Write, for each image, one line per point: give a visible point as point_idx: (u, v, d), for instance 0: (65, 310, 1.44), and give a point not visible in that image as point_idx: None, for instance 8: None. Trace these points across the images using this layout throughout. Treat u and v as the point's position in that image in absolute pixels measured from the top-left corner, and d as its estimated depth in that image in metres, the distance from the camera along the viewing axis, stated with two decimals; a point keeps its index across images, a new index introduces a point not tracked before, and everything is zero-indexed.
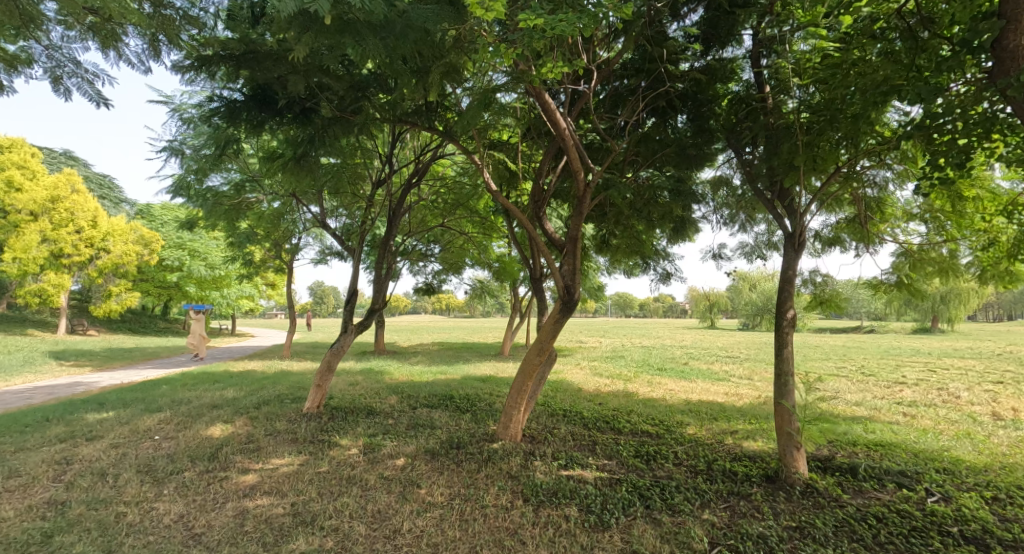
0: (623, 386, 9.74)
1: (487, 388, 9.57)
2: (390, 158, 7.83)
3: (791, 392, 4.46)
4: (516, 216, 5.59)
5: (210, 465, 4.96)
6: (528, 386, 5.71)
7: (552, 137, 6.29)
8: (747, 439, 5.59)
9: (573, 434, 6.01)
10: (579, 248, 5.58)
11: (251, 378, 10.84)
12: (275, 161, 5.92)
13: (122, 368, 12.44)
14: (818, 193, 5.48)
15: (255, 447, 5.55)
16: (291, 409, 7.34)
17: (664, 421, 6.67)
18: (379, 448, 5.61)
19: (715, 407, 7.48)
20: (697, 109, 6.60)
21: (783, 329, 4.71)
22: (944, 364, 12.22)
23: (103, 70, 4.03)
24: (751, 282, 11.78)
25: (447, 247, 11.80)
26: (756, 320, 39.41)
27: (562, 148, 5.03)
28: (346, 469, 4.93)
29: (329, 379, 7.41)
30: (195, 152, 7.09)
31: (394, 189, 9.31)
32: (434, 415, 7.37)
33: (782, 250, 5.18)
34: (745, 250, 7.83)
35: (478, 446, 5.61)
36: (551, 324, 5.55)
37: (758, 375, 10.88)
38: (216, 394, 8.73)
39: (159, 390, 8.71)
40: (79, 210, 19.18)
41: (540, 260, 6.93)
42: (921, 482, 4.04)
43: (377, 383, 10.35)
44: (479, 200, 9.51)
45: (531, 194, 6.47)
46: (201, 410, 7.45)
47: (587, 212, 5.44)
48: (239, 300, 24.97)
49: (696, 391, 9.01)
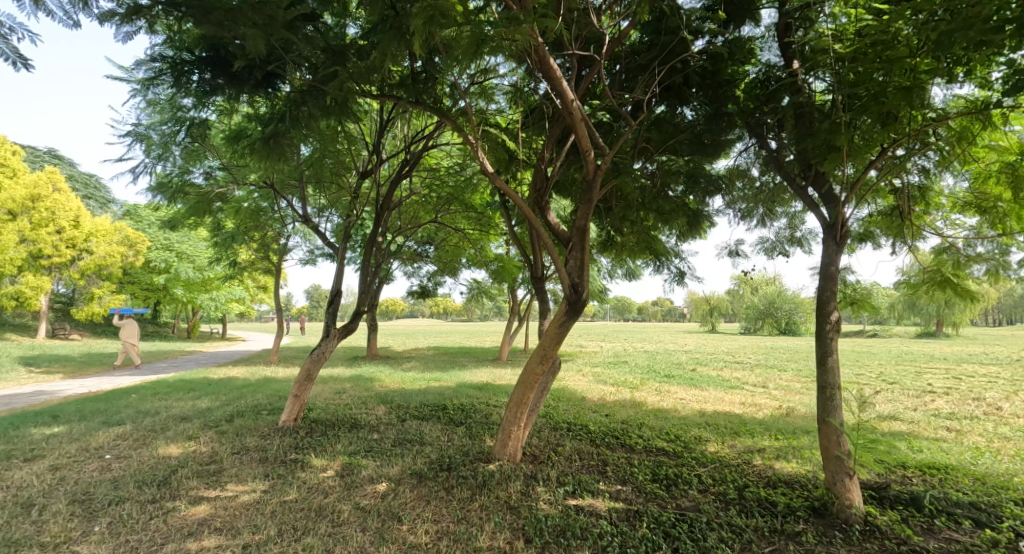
0: (629, 395, 9.06)
1: (484, 397, 8.89)
2: (377, 145, 7.17)
3: (838, 409, 3.85)
4: (517, 206, 4.89)
5: (159, 492, 4.25)
6: (528, 397, 5.03)
7: (557, 117, 5.63)
8: (777, 460, 4.91)
9: (580, 452, 5.33)
10: (588, 242, 4.89)
11: (232, 386, 10.15)
12: (242, 144, 5.25)
13: (96, 374, 11.71)
14: (861, 180, 4.79)
15: (218, 470, 4.85)
16: (266, 422, 6.64)
17: (679, 436, 6.00)
18: (359, 471, 4.91)
19: (734, 420, 6.80)
20: (714, 90, 5.95)
21: (826, 334, 4.08)
22: (966, 371, 11.58)
23: (18, 23, 3.33)
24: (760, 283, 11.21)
25: (441, 246, 11.14)
26: (758, 324, 38.76)
27: (569, 124, 4.34)
28: (317, 497, 4.24)
29: (308, 389, 6.72)
30: (160, 138, 6.40)
31: (383, 183, 8.69)
32: (424, 428, 6.68)
33: (821, 242, 4.51)
34: (765, 246, 7.18)
35: (472, 467, 4.92)
36: (556, 328, 4.87)
37: (773, 383, 10.22)
38: (188, 404, 8.03)
39: (126, 400, 8.00)
40: (60, 209, 18.39)
41: (542, 257, 6.24)
42: (1004, 520, 3.37)
43: (366, 392, 9.65)
44: (476, 194, 8.88)
45: (533, 182, 5.79)
46: (167, 424, 6.74)
47: (597, 199, 4.72)
48: (228, 303, 24.23)
49: (710, 401, 8.33)
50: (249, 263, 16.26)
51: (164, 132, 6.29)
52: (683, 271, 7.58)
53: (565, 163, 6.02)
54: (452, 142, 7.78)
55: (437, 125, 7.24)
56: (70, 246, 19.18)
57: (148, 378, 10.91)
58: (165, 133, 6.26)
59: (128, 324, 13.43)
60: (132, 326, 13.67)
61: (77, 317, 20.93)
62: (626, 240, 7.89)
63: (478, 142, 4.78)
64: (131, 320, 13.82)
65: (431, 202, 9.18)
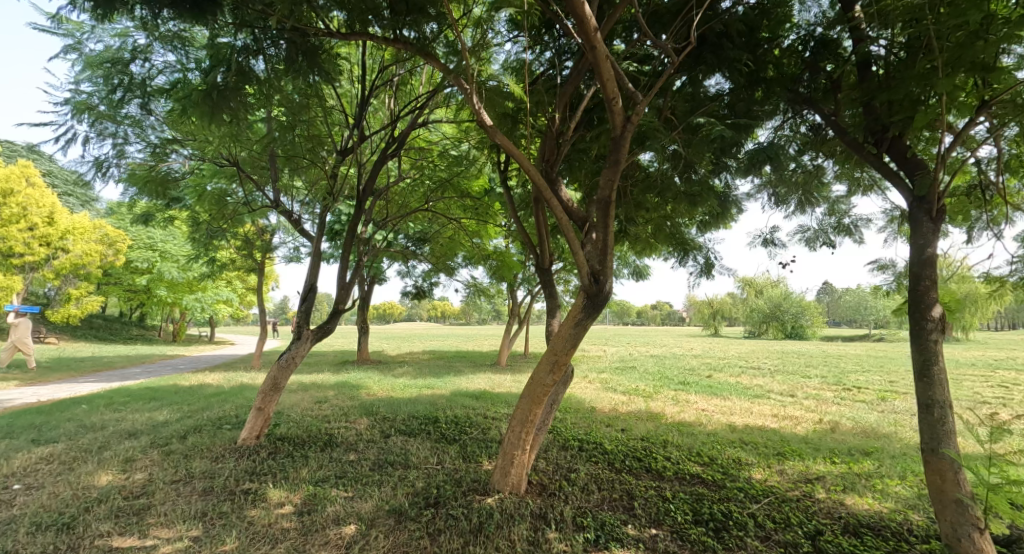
0: (643, 405, 8.09)
1: (480, 408, 7.91)
2: (360, 116, 6.22)
3: (953, 435, 2.94)
4: (526, 173, 3.91)
5: (54, 542, 3.27)
6: (535, 414, 4.07)
7: (574, 71, 4.67)
8: (847, 494, 3.93)
9: (599, 481, 4.35)
10: (611, 219, 3.91)
11: (201, 394, 9.15)
12: (181, 103, 4.39)
13: (56, 381, 10.70)
14: (962, 139, 3.71)
15: (146, 507, 3.86)
16: (223, 439, 5.65)
17: (714, 458, 5.04)
18: (323, 508, 3.92)
19: (772, 437, 5.84)
20: (753, 49, 5.01)
21: (927, 336, 3.13)
22: (1006, 379, 10.65)
23: None
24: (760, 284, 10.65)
25: (433, 243, 10.21)
26: (762, 327, 37.85)
27: (590, 62, 3.37)
28: (262, 548, 3.27)
29: (274, 401, 5.74)
30: (104, 107, 5.41)
31: (366, 166, 7.72)
32: (411, 445, 5.72)
33: (909, 220, 3.51)
34: (805, 236, 6.19)
35: (464, 502, 3.94)
36: (570, 329, 3.90)
37: (801, 391, 9.25)
38: (142, 417, 7.04)
39: (71, 412, 7.01)
40: (32, 205, 17.02)
41: (550, 247, 5.26)
42: None
43: (350, 401, 8.67)
44: (471, 179, 7.94)
45: (544, 150, 4.83)
46: (107, 441, 5.73)
47: (625, 162, 3.74)
48: (215, 304, 23.09)
49: (737, 412, 7.38)
50: (230, 261, 15.14)
51: (108, 100, 5.35)
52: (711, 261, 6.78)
53: (578, 131, 5.07)
54: (445, 119, 6.89)
55: (432, 93, 6.32)
56: (44, 243, 17.87)
57: (110, 385, 9.91)
58: (109, 102, 5.34)
59: (21, 324, 12.12)
60: (23, 326, 12.35)
61: (52, 319, 19.87)
62: (642, 229, 6.94)
63: (472, 88, 3.81)
64: (25, 320, 12.28)
65: (422, 189, 8.23)
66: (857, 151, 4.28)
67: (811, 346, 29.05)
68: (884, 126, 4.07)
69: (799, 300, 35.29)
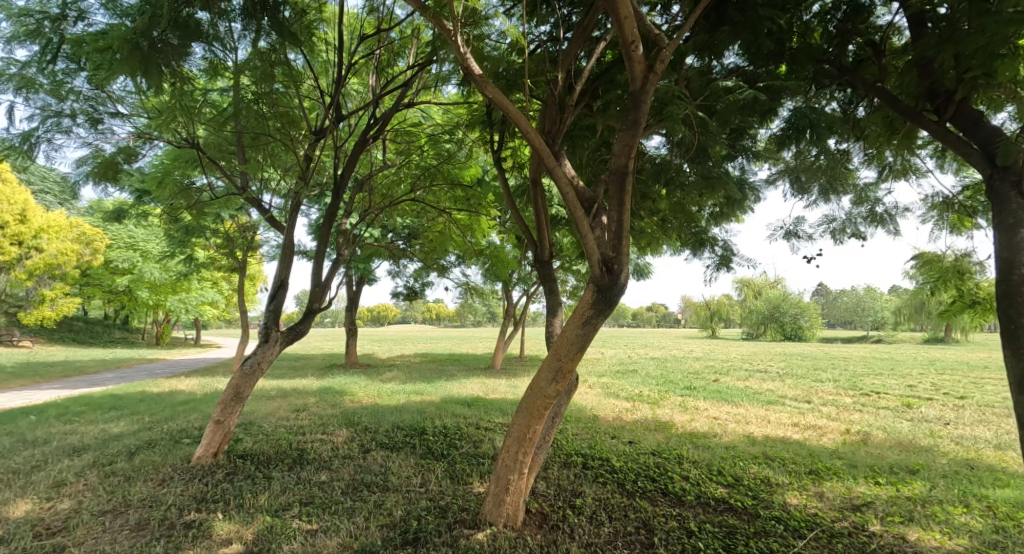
0: (649, 413, 7.43)
1: (473, 417, 7.26)
2: (337, 92, 5.56)
3: None
4: (525, 138, 3.26)
5: None
6: (535, 430, 3.41)
7: (579, 29, 4.00)
8: (908, 526, 3.29)
9: (609, 508, 3.70)
10: (628, 196, 3.30)
11: (169, 402, 8.41)
12: (99, 66, 3.66)
13: (16, 388, 9.92)
14: None
15: (58, 551, 3.15)
16: (176, 457, 4.94)
17: (740, 477, 4.40)
18: (278, 547, 3.23)
19: (799, 451, 5.20)
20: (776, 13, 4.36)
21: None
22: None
23: None
24: (760, 286, 10.23)
25: (423, 240, 9.55)
26: (761, 328, 37.29)
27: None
28: None
29: (236, 413, 5.06)
30: (45, 80, 4.66)
31: (346, 152, 7.06)
32: (394, 462, 5.04)
33: (990, 194, 2.93)
34: (829, 227, 5.51)
35: (449, 540, 3.27)
36: (576, 327, 3.24)
37: (817, 397, 8.64)
38: (95, 429, 6.31)
39: (14, 426, 6.26)
40: (3, 203, 16.11)
41: (549, 236, 4.61)
42: None
43: (331, 409, 7.99)
44: (463, 168, 7.26)
45: (544, 120, 4.18)
46: (41, 459, 4.98)
47: (645, 123, 3.12)
48: (199, 306, 22.34)
49: (753, 421, 6.74)
50: (210, 260, 14.36)
51: (48, 70, 4.61)
52: (728, 257, 6.17)
53: (582, 102, 4.41)
54: (433, 101, 6.25)
55: (418, 68, 5.67)
56: (17, 242, 17.03)
57: (71, 393, 9.15)
58: (52, 74, 4.61)
59: None
60: None
61: (27, 321, 18.98)
62: (648, 222, 6.30)
63: (457, 32, 3.13)
64: None
65: (407, 180, 7.55)
66: (914, 119, 3.68)
67: (810, 346, 28.70)
68: (947, 87, 3.48)
69: (798, 300, 35.09)
